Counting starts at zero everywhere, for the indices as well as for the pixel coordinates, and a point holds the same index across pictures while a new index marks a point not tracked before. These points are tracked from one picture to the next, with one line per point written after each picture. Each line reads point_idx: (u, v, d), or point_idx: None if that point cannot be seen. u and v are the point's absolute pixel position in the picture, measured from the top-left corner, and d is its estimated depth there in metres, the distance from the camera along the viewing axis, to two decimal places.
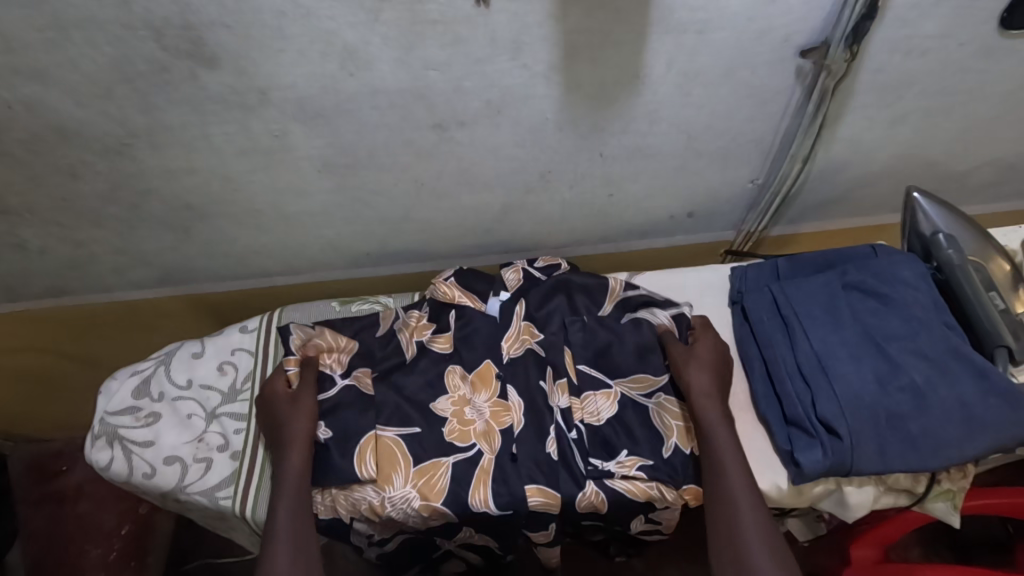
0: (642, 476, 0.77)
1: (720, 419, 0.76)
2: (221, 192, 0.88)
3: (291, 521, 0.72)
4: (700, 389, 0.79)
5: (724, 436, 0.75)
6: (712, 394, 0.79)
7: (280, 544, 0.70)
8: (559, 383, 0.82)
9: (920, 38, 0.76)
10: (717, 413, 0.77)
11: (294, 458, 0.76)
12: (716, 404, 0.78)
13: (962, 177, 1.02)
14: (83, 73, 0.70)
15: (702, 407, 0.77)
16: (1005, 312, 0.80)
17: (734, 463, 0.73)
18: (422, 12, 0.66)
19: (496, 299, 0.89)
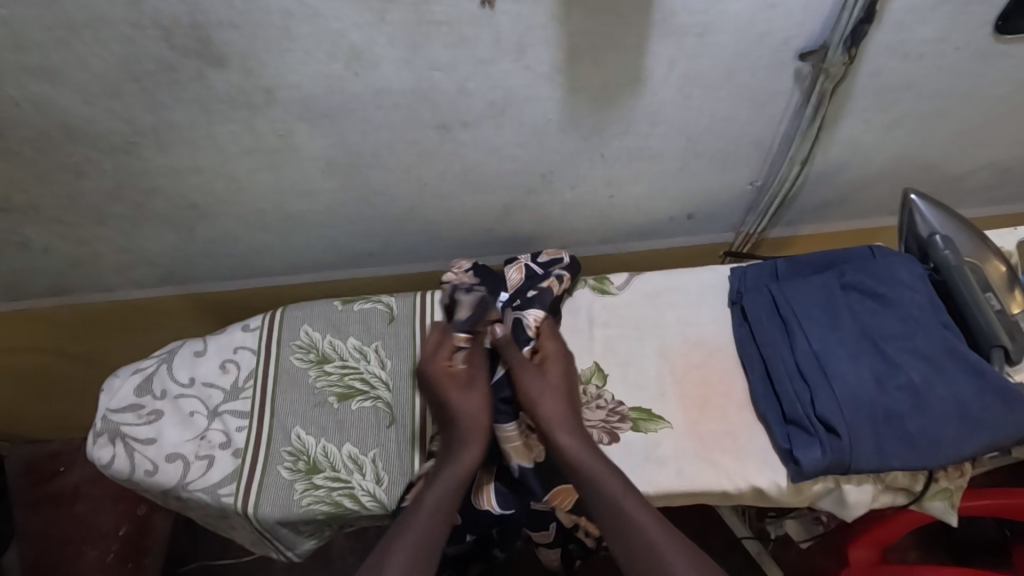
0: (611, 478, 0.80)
1: (589, 452, 0.76)
2: (225, 191, 0.89)
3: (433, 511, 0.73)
4: (557, 416, 0.78)
5: (605, 470, 0.74)
6: (569, 423, 0.78)
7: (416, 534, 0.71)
8: None
9: (916, 42, 0.77)
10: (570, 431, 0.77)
11: (471, 445, 0.78)
12: (575, 432, 0.78)
13: (957, 180, 1.04)
14: (92, 71, 0.71)
15: (560, 431, 0.77)
16: (1002, 313, 0.80)
17: (625, 496, 0.72)
18: (427, 13, 0.67)
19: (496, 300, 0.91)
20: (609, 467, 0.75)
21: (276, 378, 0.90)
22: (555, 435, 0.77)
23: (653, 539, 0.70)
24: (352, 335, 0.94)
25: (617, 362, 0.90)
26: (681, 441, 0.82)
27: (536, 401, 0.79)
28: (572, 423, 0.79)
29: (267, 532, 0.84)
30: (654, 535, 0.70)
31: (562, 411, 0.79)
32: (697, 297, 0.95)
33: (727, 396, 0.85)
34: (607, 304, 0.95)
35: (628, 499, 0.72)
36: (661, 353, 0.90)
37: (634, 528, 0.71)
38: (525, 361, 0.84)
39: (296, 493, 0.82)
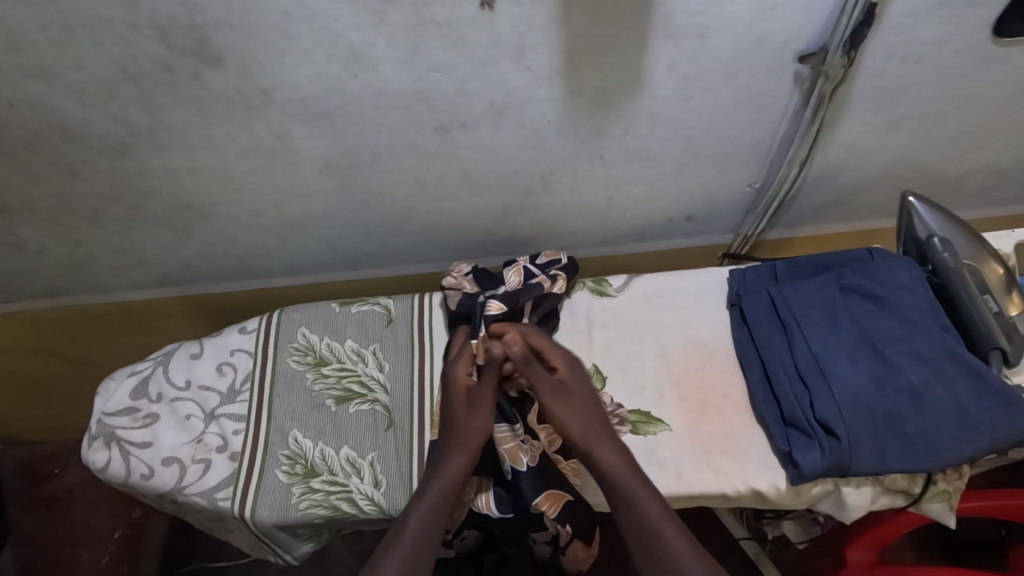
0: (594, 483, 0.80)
1: (626, 472, 0.77)
2: (222, 192, 0.88)
3: (426, 521, 0.74)
4: (596, 436, 0.80)
5: (642, 489, 0.75)
6: (609, 443, 0.80)
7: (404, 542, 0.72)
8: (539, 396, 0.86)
9: (915, 44, 0.77)
10: (611, 448, 0.79)
11: (459, 454, 0.78)
12: (617, 452, 0.79)
13: (955, 182, 1.04)
14: (88, 72, 0.70)
15: (602, 449, 0.79)
16: (999, 315, 0.80)
17: (658, 517, 0.74)
18: (426, 15, 0.67)
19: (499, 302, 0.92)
20: (645, 486, 0.76)
21: (273, 380, 0.90)
22: (595, 453, 0.79)
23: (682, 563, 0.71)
24: (350, 337, 0.93)
25: (616, 364, 0.90)
26: (681, 444, 0.82)
27: (571, 419, 0.82)
28: (615, 441, 0.80)
29: (265, 537, 0.83)
30: (684, 558, 0.71)
31: (599, 430, 0.81)
32: (695, 300, 0.95)
33: (725, 399, 0.85)
34: (606, 306, 0.95)
35: (661, 522, 0.73)
36: (661, 356, 0.90)
37: (665, 551, 0.72)
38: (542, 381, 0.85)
39: (294, 496, 0.82)
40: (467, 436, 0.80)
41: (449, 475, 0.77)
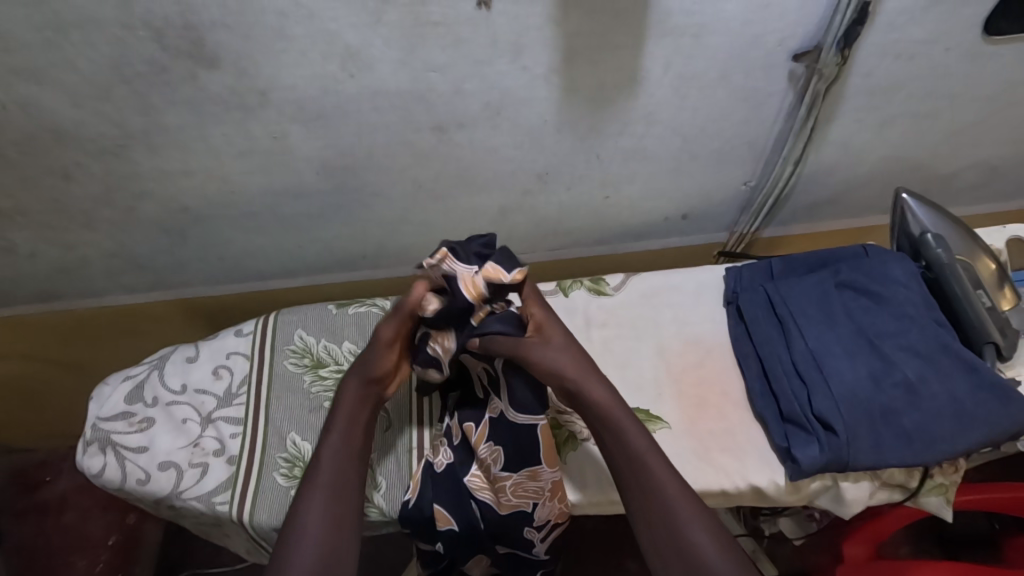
0: (511, 495, 0.74)
1: (618, 408, 0.67)
2: (217, 194, 0.88)
3: (337, 451, 0.67)
4: (580, 373, 0.67)
5: (631, 424, 0.66)
6: (591, 373, 0.68)
7: (322, 475, 0.65)
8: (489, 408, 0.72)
9: (907, 42, 0.78)
10: (598, 387, 0.67)
11: (354, 381, 0.72)
12: (603, 384, 0.68)
13: (946, 179, 1.05)
14: (81, 73, 0.69)
15: (589, 386, 0.67)
16: (991, 309, 0.82)
17: (646, 453, 0.64)
18: (423, 14, 0.67)
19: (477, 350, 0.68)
20: (634, 422, 0.66)
21: (270, 383, 0.89)
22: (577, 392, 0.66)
23: (669, 497, 0.62)
24: (347, 339, 0.93)
25: (614, 363, 0.90)
26: (680, 442, 0.82)
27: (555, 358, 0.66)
28: (597, 376, 0.68)
29: (263, 541, 0.82)
30: (673, 494, 0.62)
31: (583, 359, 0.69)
32: (692, 299, 0.95)
33: (723, 396, 0.85)
34: (604, 304, 0.95)
35: (649, 457, 0.64)
36: (660, 354, 0.90)
37: (651, 486, 0.63)
38: (521, 341, 0.66)
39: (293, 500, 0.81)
40: (370, 364, 0.72)
41: (349, 401, 0.71)
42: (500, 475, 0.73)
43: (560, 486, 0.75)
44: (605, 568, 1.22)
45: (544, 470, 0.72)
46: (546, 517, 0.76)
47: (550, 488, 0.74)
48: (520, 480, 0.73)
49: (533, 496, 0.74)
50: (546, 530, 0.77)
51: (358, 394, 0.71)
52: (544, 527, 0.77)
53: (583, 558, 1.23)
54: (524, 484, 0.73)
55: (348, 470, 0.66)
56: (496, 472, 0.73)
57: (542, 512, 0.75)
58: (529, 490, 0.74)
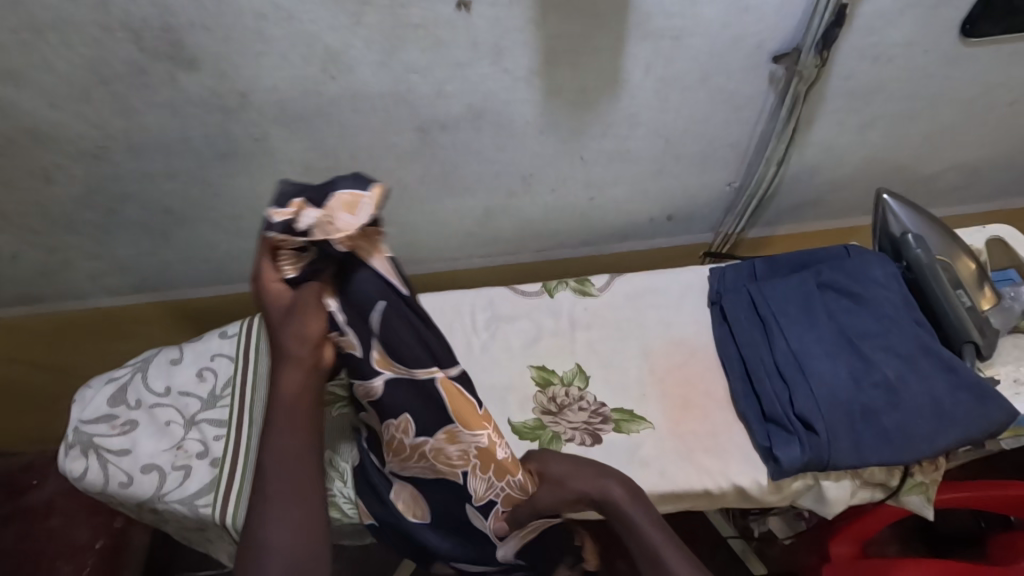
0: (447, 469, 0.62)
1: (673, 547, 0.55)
2: (200, 197, 0.87)
3: (284, 458, 0.55)
4: (588, 489, 0.59)
5: (682, 567, 0.53)
6: (592, 475, 0.59)
7: (274, 494, 0.53)
8: (380, 359, 0.54)
9: (885, 44, 0.79)
10: (616, 490, 0.58)
11: (290, 368, 0.55)
12: (618, 484, 0.59)
13: (929, 180, 1.06)
14: (59, 74, 0.69)
15: (600, 486, 0.58)
16: (971, 309, 0.83)
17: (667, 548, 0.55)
18: (403, 17, 0.67)
19: (376, 319, 0.52)
20: (649, 515, 0.57)
21: (254, 385, 0.89)
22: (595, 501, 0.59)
23: None
24: None
25: (599, 363, 0.90)
26: (663, 443, 0.82)
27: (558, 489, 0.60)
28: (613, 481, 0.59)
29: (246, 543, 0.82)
30: None
31: (631, 487, 0.59)
32: (677, 300, 0.95)
33: (707, 397, 0.86)
34: (589, 305, 0.95)
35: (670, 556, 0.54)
36: (644, 355, 0.91)
37: None
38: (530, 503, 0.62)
39: None
40: (296, 346, 0.54)
41: (289, 394, 0.55)
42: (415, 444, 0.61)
43: (491, 459, 0.60)
44: None
45: (461, 437, 0.58)
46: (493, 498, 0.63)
47: (475, 457, 0.60)
48: (432, 449, 0.60)
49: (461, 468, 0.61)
50: (499, 513, 0.64)
51: (297, 380, 0.55)
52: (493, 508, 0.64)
53: None
54: (441, 454, 0.61)
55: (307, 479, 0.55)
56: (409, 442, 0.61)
57: (481, 489, 0.63)
58: (454, 462, 0.61)
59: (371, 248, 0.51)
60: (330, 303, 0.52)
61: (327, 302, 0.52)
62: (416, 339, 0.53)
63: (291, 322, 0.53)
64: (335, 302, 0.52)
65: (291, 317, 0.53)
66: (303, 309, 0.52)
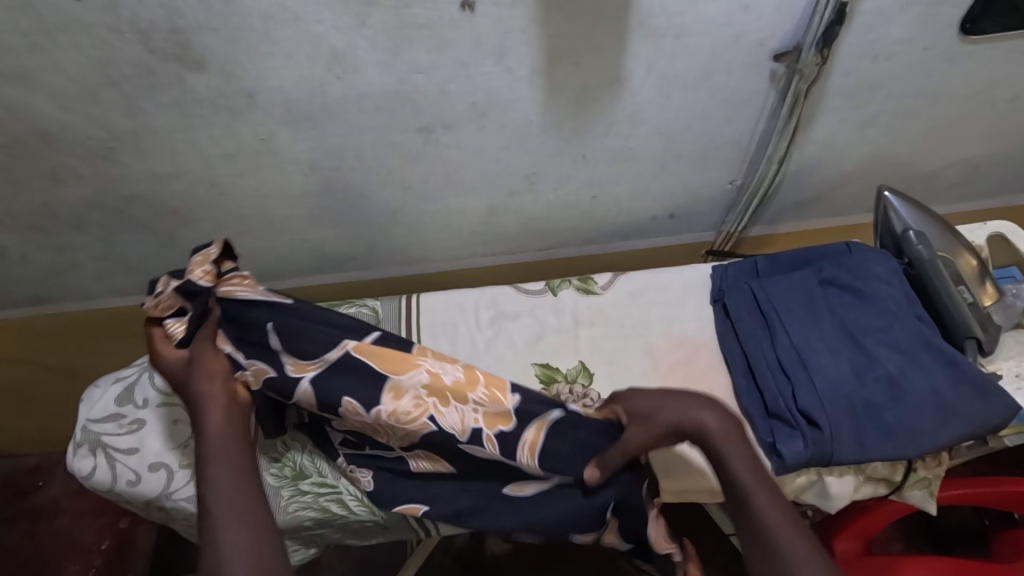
0: (422, 419, 0.69)
1: (765, 481, 0.59)
2: (206, 196, 0.88)
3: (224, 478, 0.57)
4: (679, 420, 0.63)
5: (770, 499, 0.57)
6: (687, 407, 0.64)
7: (218, 515, 0.54)
8: (296, 363, 0.70)
9: (885, 42, 0.80)
10: (710, 420, 0.62)
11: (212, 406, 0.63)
12: (711, 415, 0.63)
13: (930, 177, 1.06)
14: (68, 76, 0.70)
15: (695, 417, 0.63)
16: (973, 305, 0.83)
17: (755, 481, 0.58)
18: (408, 17, 0.68)
19: (274, 334, 0.70)
20: (742, 448, 0.61)
21: None
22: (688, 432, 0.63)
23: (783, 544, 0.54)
24: None
25: (602, 361, 0.90)
26: None
27: (648, 425, 0.65)
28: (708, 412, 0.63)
29: None
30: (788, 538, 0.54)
31: (727, 420, 0.63)
32: (680, 297, 0.96)
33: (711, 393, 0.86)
34: (593, 303, 0.96)
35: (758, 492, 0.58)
36: (647, 352, 0.91)
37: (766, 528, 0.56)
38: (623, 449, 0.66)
39: (283, 499, 0.79)
40: (210, 389, 0.65)
41: (214, 427, 0.62)
42: (371, 420, 0.70)
43: (440, 388, 0.69)
44: (599, 567, 1.22)
45: (400, 384, 0.69)
46: (475, 422, 0.69)
47: (428, 394, 0.69)
48: (385, 412, 0.69)
49: (423, 413, 0.69)
50: (491, 436, 0.69)
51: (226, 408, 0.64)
52: (483, 435, 0.69)
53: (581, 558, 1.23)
54: (399, 413, 0.69)
55: (249, 492, 0.57)
56: (368, 419, 0.70)
57: (457, 423, 0.69)
58: (413, 414, 0.69)
59: (238, 284, 0.72)
60: (225, 347, 0.69)
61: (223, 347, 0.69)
62: (308, 333, 0.70)
63: (193, 370, 0.66)
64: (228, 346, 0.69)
65: (194, 365, 0.66)
66: (198, 359, 0.66)
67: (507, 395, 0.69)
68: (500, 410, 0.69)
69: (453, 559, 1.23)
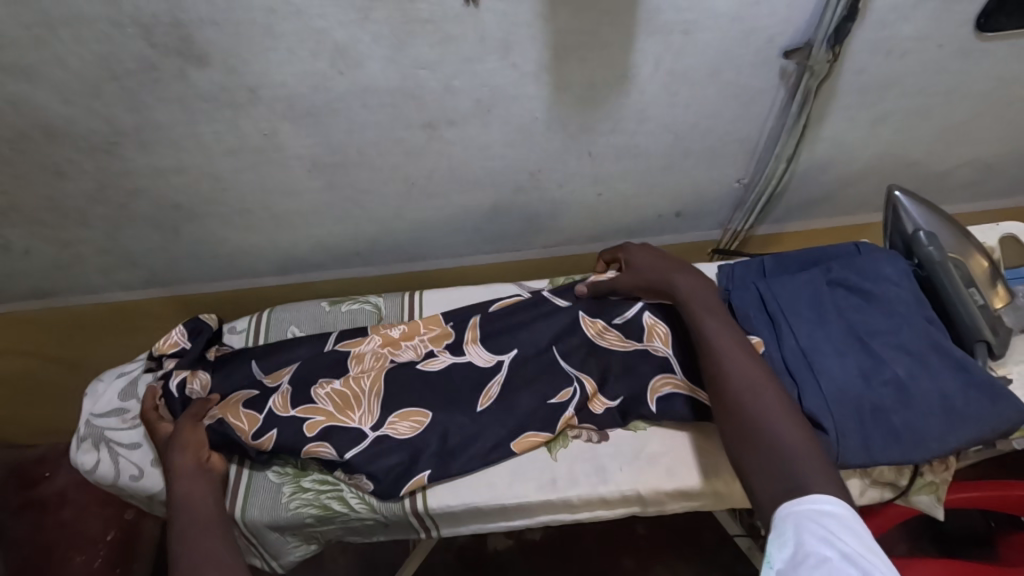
0: (387, 365, 0.86)
1: (739, 348, 0.72)
2: (210, 191, 0.88)
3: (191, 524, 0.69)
4: (666, 272, 0.82)
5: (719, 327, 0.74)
6: (673, 269, 0.82)
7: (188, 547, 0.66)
8: (275, 373, 0.85)
9: (899, 39, 0.78)
10: (686, 276, 0.81)
11: (185, 453, 0.76)
12: (689, 276, 0.81)
13: (941, 176, 1.05)
14: (70, 69, 0.70)
15: (678, 277, 0.81)
16: (983, 307, 0.82)
17: (711, 320, 0.75)
18: (412, 11, 0.67)
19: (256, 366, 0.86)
20: (706, 299, 0.78)
21: None
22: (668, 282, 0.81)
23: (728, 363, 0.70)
24: None
25: None
26: (673, 440, 0.81)
27: (636, 270, 0.86)
28: (687, 272, 0.82)
29: (252, 539, 0.81)
30: (732, 359, 0.70)
31: (697, 279, 0.80)
32: None
33: None
34: None
35: (712, 325, 0.74)
36: None
37: (719, 352, 0.72)
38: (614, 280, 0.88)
39: (284, 496, 0.79)
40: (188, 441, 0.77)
41: (185, 478, 0.74)
42: (341, 385, 0.83)
43: (390, 338, 0.89)
44: (601, 566, 1.21)
45: (359, 351, 0.87)
46: (424, 347, 0.88)
47: (383, 348, 0.87)
48: (353, 372, 0.85)
49: (383, 361, 0.86)
50: (443, 350, 0.87)
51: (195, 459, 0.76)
52: (435, 352, 0.87)
53: (584, 557, 1.22)
54: (364, 369, 0.85)
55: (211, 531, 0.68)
56: (336, 385, 0.83)
57: (412, 354, 0.87)
58: (376, 365, 0.86)
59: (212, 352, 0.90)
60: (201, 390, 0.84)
61: (207, 379, 0.85)
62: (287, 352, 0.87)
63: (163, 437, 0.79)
64: (207, 376, 0.85)
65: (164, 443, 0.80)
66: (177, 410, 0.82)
67: (444, 323, 0.90)
68: (442, 331, 0.89)
69: (455, 555, 1.23)
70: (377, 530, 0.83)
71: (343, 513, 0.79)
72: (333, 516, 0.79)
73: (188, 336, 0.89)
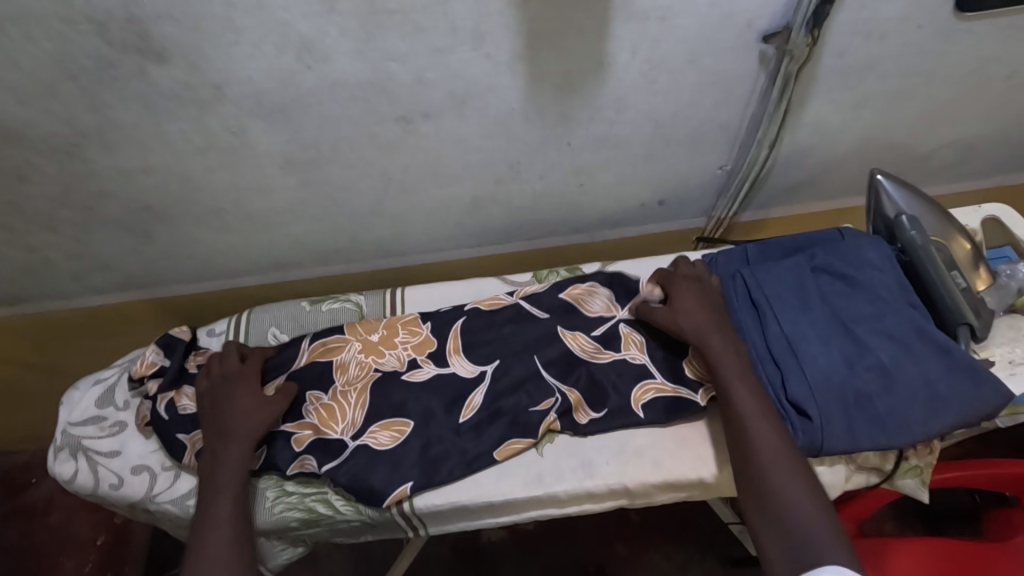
0: (371, 376, 0.84)
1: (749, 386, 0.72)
2: (181, 192, 0.85)
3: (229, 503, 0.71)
4: (689, 289, 0.82)
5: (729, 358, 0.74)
6: (696, 290, 0.82)
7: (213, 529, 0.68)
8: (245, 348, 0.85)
9: (878, 21, 0.77)
10: (700, 298, 0.80)
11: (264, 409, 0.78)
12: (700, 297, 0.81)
13: (923, 158, 1.04)
14: (24, 70, 0.67)
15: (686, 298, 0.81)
16: (967, 290, 0.81)
17: (723, 347, 0.75)
18: (378, 2, 0.65)
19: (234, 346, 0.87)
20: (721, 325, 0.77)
21: None
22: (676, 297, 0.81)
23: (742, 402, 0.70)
24: None
25: None
26: (659, 435, 0.80)
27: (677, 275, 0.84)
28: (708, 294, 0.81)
29: None
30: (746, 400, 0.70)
31: (709, 300, 0.80)
32: None
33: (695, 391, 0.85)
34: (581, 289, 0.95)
35: (727, 357, 0.74)
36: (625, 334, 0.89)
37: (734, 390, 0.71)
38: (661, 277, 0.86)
39: (268, 500, 0.78)
40: (251, 401, 0.78)
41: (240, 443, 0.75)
42: (329, 399, 0.82)
43: (373, 346, 0.86)
44: (595, 553, 1.22)
45: (343, 361, 0.85)
46: (408, 355, 0.86)
47: (365, 357, 0.85)
48: (339, 385, 0.83)
49: (368, 371, 0.84)
50: (425, 359, 0.85)
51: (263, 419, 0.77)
52: (418, 362, 0.85)
53: (578, 544, 1.23)
54: (349, 381, 0.84)
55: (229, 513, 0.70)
56: (324, 398, 0.82)
57: (396, 363, 0.85)
58: (360, 375, 0.84)
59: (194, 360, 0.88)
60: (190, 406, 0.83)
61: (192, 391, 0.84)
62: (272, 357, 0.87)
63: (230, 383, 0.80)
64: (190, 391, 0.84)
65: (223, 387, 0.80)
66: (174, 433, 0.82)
67: (422, 326, 0.88)
68: (421, 338, 0.87)
69: (449, 548, 1.24)
70: (364, 531, 0.82)
71: (328, 515, 0.78)
72: (318, 519, 0.79)
73: (162, 353, 0.87)
